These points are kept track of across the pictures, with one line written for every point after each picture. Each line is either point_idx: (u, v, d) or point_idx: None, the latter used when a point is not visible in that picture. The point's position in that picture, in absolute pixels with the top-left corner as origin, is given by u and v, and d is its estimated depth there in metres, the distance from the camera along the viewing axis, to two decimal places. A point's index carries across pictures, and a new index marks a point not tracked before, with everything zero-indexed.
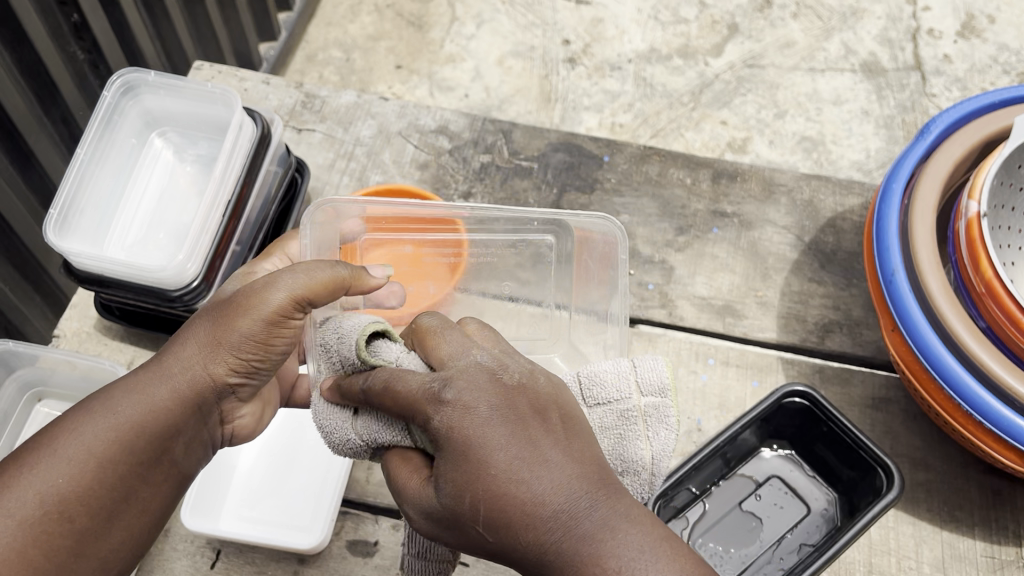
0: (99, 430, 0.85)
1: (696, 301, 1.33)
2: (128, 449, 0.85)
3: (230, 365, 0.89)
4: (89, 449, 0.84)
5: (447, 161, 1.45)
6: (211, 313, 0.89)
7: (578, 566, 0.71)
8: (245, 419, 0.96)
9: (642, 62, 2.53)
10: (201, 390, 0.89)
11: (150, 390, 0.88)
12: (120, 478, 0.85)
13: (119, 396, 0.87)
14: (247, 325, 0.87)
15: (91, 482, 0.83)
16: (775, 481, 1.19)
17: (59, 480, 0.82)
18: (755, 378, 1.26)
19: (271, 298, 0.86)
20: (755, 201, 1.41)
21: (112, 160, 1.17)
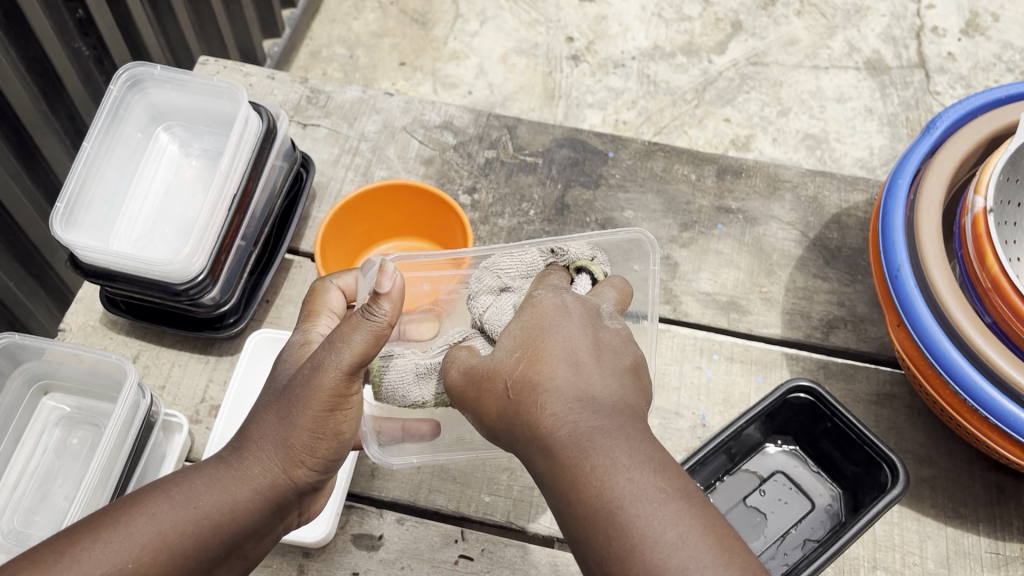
0: (175, 519, 0.85)
1: (700, 297, 1.33)
2: (203, 545, 0.86)
3: (305, 463, 0.90)
4: (164, 537, 0.84)
5: (452, 157, 1.45)
6: (291, 405, 0.88)
7: (591, 467, 0.73)
8: (316, 504, 1.00)
9: (646, 59, 2.53)
10: (280, 490, 0.90)
11: (231, 488, 0.88)
12: (187, 568, 0.85)
13: (199, 489, 0.87)
14: (318, 417, 0.88)
15: (162, 568, 0.83)
16: (779, 477, 1.19)
17: (128, 564, 0.82)
18: (759, 374, 1.26)
19: (328, 382, 0.86)
20: (759, 197, 1.41)
21: (118, 154, 1.17)
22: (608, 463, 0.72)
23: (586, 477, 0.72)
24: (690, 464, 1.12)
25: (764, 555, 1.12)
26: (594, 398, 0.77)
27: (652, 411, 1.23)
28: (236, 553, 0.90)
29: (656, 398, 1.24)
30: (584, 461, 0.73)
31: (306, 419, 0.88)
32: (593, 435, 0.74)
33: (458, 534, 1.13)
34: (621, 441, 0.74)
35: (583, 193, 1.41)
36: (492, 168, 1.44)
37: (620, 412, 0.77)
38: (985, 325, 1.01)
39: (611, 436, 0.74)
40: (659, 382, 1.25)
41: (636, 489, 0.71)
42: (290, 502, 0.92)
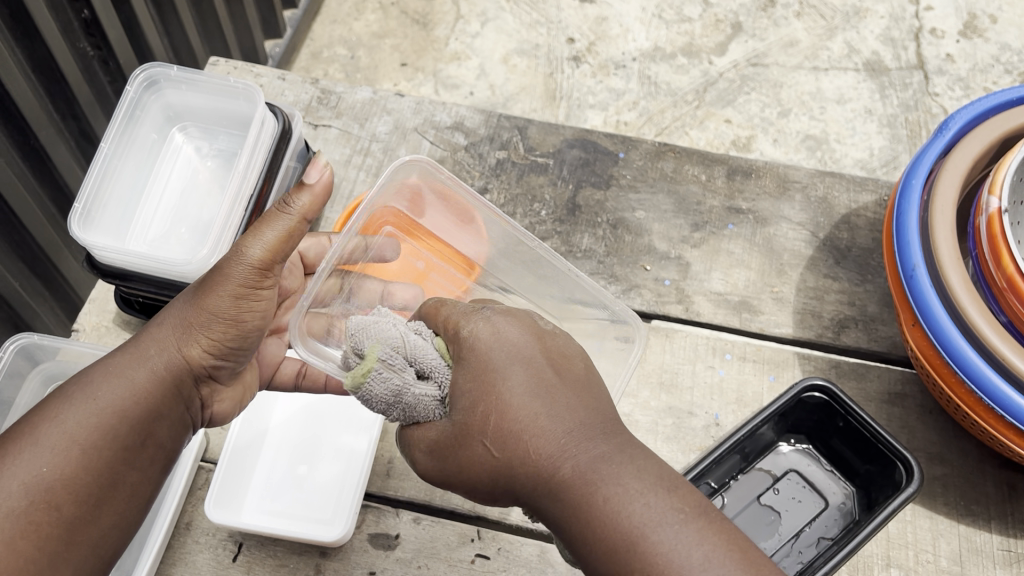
0: (85, 417, 0.88)
1: (712, 297, 1.33)
2: (111, 430, 0.89)
3: (202, 344, 0.94)
4: (73, 434, 0.87)
5: (463, 157, 1.46)
6: (188, 292, 0.95)
7: (602, 508, 0.77)
8: (220, 405, 1.02)
9: (646, 60, 2.53)
10: (177, 372, 0.94)
11: (127, 372, 0.92)
12: (107, 458, 0.88)
13: (97, 381, 0.90)
14: (223, 302, 0.93)
15: (78, 463, 0.86)
16: (793, 476, 1.20)
17: (44, 468, 0.85)
18: (772, 373, 1.27)
19: (239, 272, 0.92)
20: (769, 197, 1.42)
21: (134, 154, 1.17)
22: (616, 504, 0.77)
23: (596, 521, 0.77)
24: (706, 462, 1.13)
25: (779, 553, 1.13)
26: (581, 425, 0.81)
27: (666, 410, 1.23)
28: (153, 443, 0.93)
29: (670, 397, 1.25)
30: (593, 496, 0.78)
31: (201, 300, 0.93)
32: (586, 481, 0.78)
33: (475, 533, 1.14)
34: (617, 469, 0.79)
35: (594, 193, 1.42)
36: (503, 168, 1.44)
37: (599, 433, 0.82)
38: (1000, 324, 1.02)
39: (611, 463, 0.79)
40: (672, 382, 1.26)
41: (660, 531, 0.75)
42: (189, 385, 0.96)
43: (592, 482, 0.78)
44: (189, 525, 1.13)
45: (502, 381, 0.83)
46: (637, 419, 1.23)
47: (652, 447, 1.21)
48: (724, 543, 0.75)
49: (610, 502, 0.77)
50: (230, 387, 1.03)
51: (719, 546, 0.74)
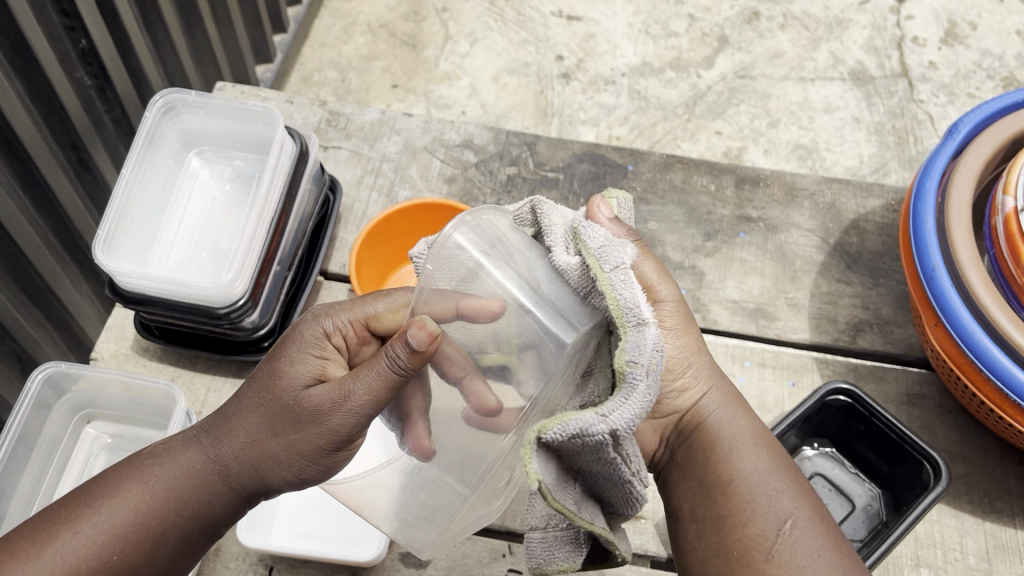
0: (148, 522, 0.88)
1: (728, 304, 1.35)
2: (172, 531, 0.89)
3: (278, 471, 0.89)
4: (135, 526, 0.87)
5: (474, 174, 1.47)
6: (280, 421, 0.88)
7: (736, 472, 0.94)
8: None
9: (636, 75, 2.56)
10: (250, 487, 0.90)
11: (201, 478, 0.89)
12: (159, 556, 0.89)
13: (173, 475, 0.89)
14: (310, 439, 0.87)
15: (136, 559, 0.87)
16: (818, 479, 1.21)
17: (112, 556, 0.86)
18: (791, 379, 1.28)
19: (342, 418, 0.86)
20: (778, 205, 1.44)
21: (153, 181, 1.18)
22: (732, 463, 0.95)
23: (724, 517, 0.92)
24: None
25: None
26: (743, 444, 0.96)
27: None
28: (207, 537, 0.93)
29: None
30: (728, 481, 0.94)
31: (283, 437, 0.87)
32: (720, 449, 0.96)
33: (506, 548, 1.14)
34: (736, 438, 0.97)
35: None
36: (514, 184, 1.45)
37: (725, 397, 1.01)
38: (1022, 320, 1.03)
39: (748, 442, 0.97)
40: None
41: (773, 513, 0.90)
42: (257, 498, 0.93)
43: (728, 461, 0.95)
44: (218, 551, 1.12)
45: (708, 425, 0.98)
46: None
47: None
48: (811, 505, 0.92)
49: (743, 477, 0.93)
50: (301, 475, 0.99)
51: (801, 498, 0.92)
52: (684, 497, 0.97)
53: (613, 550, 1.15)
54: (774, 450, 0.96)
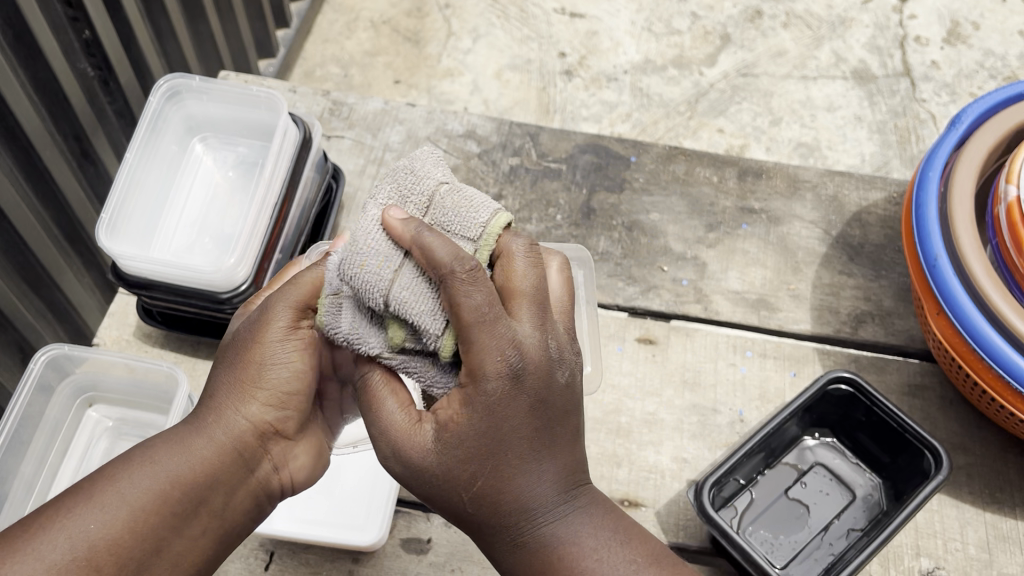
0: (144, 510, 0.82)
1: (730, 295, 1.35)
2: (165, 496, 0.84)
3: (265, 407, 0.89)
4: (125, 493, 0.82)
5: (477, 164, 1.47)
6: (234, 362, 0.89)
7: (534, 539, 0.81)
8: (297, 461, 0.94)
9: (638, 72, 2.56)
10: (240, 435, 0.89)
11: (190, 442, 0.87)
12: (153, 525, 0.83)
13: (158, 447, 0.86)
14: (266, 349, 0.88)
15: (130, 532, 0.81)
16: (820, 469, 1.21)
17: (93, 526, 0.80)
18: (793, 369, 1.28)
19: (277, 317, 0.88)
20: (781, 197, 1.44)
21: (156, 165, 1.18)
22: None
23: (524, 556, 0.81)
24: (740, 456, 1.12)
25: (809, 546, 1.14)
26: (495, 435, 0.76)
27: (691, 408, 1.24)
28: (211, 513, 0.87)
29: (694, 395, 1.26)
30: (535, 544, 0.81)
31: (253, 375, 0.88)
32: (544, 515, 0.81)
33: None
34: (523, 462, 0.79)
35: (608, 197, 1.43)
36: (517, 174, 1.46)
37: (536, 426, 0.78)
38: None
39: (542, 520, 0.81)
40: (695, 380, 1.27)
41: None
42: (255, 450, 0.90)
43: (519, 508, 0.80)
44: None
45: (456, 435, 0.76)
46: (662, 418, 1.24)
47: (679, 444, 1.22)
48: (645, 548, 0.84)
49: (565, 548, 0.81)
50: (303, 439, 0.95)
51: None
52: (458, 430, 0.76)
53: None
54: (612, 519, 0.85)
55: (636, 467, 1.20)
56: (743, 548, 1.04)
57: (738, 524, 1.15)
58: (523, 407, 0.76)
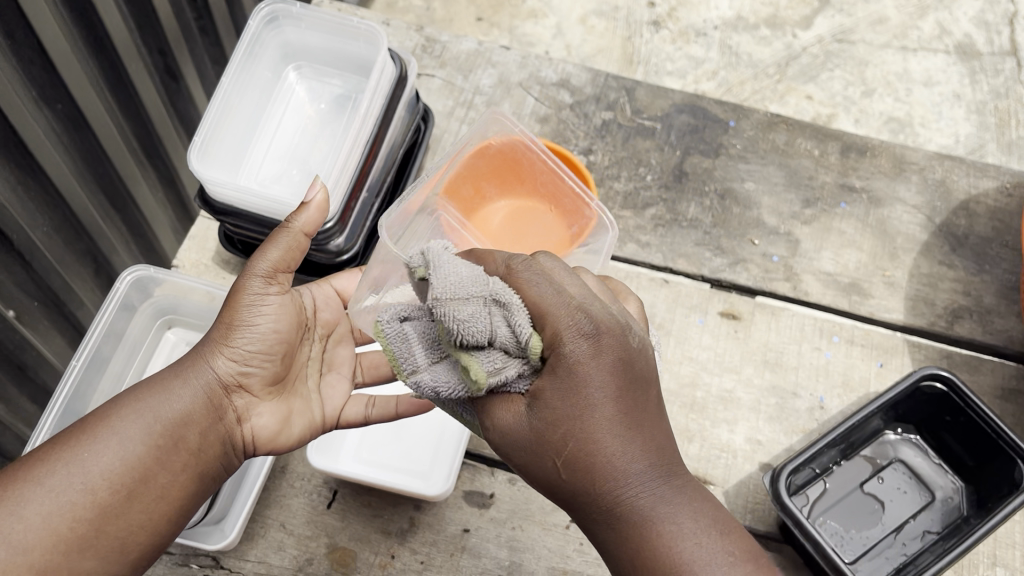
0: (110, 445, 0.83)
1: (822, 276, 1.29)
2: (150, 434, 0.85)
3: (230, 359, 0.89)
4: (114, 428, 0.84)
5: (568, 116, 1.42)
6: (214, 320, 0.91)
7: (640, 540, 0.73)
8: (262, 421, 0.92)
9: (728, 29, 2.43)
10: (212, 383, 0.90)
11: (170, 383, 0.89)
12: (141, 457, 0.84)
13: (141, 388, 0.88)
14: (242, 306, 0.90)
15: (120, 461, 0.83)
16: (899, 466, 1.16)
17: (84, 454, 0.82)
18: (880, 359, 1.23)
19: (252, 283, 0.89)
20: (884, 177, 1.37)
21: (250, 92, 1.14)
22: None
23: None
24: (815, 449, 1.06)
25: (879, 543, 1.10)
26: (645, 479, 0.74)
27: (769, 389, 1.20)
28: (190, 451, 0.87)
29: (774, 376, 1.22)
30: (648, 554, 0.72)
31: (221, 328, 0.89)
32: (665, 514, 0.72)
33: None
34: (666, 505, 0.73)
35: (702, 161, 1.38)
36: (609, 129, 1.41)
37: (619, 389, 0.73)
38: None
39: (686, 509, 0.73)
40: (777, 360, 1.23)
41: None
42: (222, 398, 0.90)
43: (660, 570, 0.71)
44: (284, 469, 1.14)
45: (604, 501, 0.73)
46: (739, 396, 1.20)
47: (753, 425, 1.18)
48: None
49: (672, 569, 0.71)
50: (272, 399, 0.93)
51: None
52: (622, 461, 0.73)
53: None
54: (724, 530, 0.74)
55: (708, 443, 1.17)
56: (817, 541, 1.00)
57: (808, 512, 1.11)
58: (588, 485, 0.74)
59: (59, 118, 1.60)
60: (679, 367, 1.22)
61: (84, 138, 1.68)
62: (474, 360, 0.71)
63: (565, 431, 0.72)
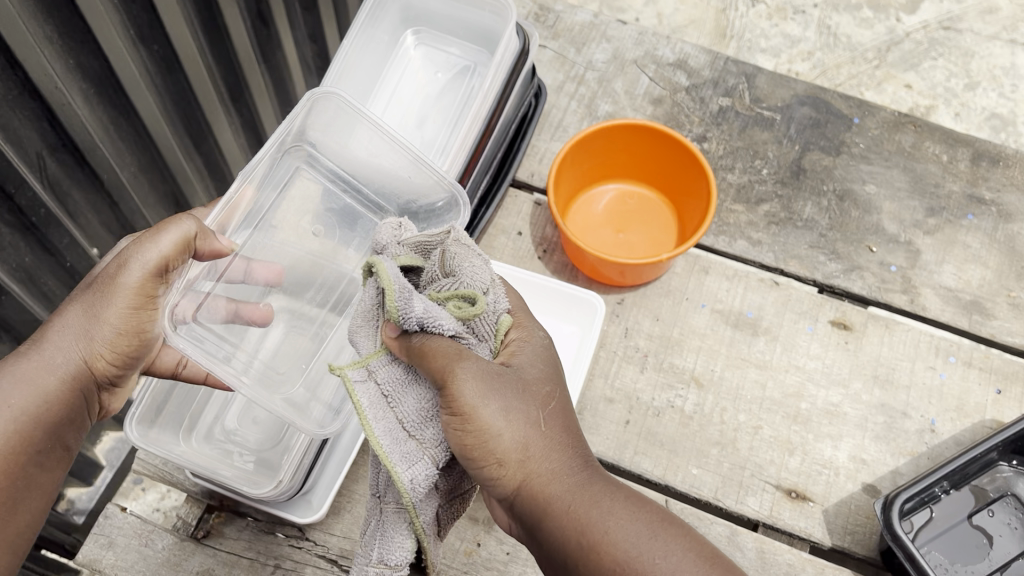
0: (1, 423, 0.80)
1: (941, 291, 1.22)
2: (28, 438, 0.82)
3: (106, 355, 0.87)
4: (4, 441, 0.80)
5: (683, 99, 1.35)
6: (72, 315, 0.87)
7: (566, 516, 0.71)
8: (115, 404, 0.95)
9: (829, 8, 2.21)
10: (78, 378, 0.87)
11: (39, 381, 0.85)
12: (15, 465, 0.81)
13: (9, 386, 0.83)
14: (121, 313, 0.85)
15: (4, 466, 0.80)
16: (1010, 500, 1.11)
17: None
18: (1000, 385, 1.16)
19: (132, 279, 0.84)
20: (1016, 190, 1.29)
21: (366, 55, 1.11)
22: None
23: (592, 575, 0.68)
24: (943, 471, 1.03)
25: None
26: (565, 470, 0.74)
27: (877, 407, 1.15)
28: (63, 448, 0.87)
29: (883, 393, 1.16)
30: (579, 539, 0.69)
31: (92, 324, 0.85)
32: (592, 506, 0.71)
33: (663, 503, 1.10)
34: (593, 492, 0.72)
35: (822, 158, 1.31)
36: (725, 117, 1.34)
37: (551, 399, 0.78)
38: None
39: (622, 506, 0.71)
40: (887, 377, 1.17)
41: None
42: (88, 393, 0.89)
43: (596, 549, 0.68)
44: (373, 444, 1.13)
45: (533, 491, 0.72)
46: (846, 411, 1.15)
47: (859, 443, 1.13)
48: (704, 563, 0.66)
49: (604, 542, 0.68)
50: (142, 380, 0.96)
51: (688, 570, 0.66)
52: (540, 451, 0.73)
53: (772, 527, 1.09)
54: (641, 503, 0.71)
55: (810, 458, 1.12)
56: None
57: (913, 540, 1.06)
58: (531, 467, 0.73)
59: (155, 60, 1.40)
60: (784, 376, 1.17)
61: (176, 79, 1.47)
62: (396, 466, 0.73)
63: (515, 431, 0.73)
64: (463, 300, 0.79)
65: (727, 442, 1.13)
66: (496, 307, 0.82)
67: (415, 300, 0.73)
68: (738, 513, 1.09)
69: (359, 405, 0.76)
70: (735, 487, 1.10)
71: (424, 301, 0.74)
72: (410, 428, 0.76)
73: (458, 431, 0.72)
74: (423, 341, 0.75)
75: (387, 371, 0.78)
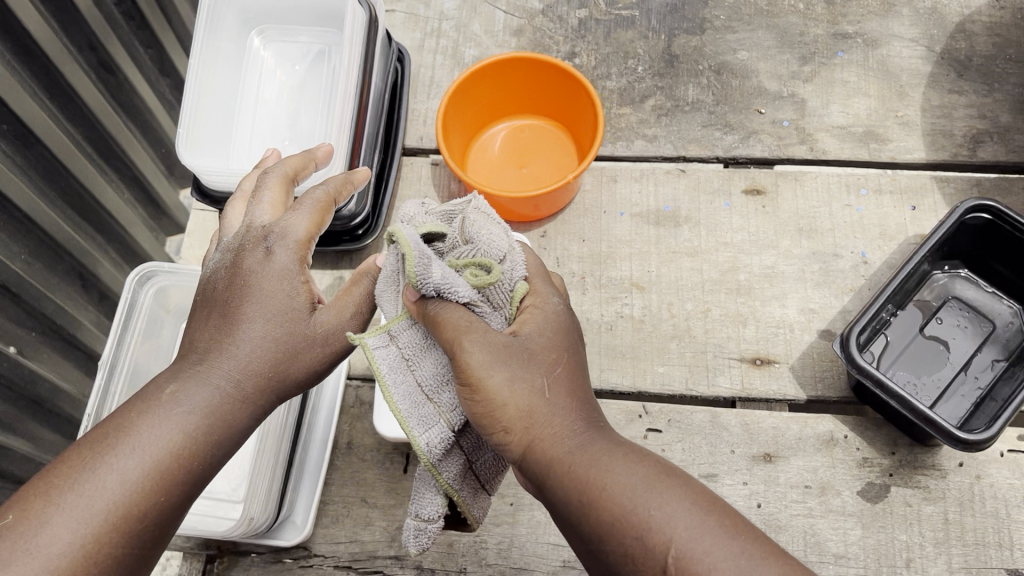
0: (162, 434, 0.72)
1: (835, 131, 1.26)
2: (187, 459, 0.73)
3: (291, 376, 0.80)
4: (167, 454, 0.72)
5: (542, 22, 1.36)
6: (278, 322, 0.80)
7: (570, 476, 0.68)
8: None
9: None
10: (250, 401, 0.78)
11: (216, 405, 0.76)
12: (167, 491, 0.72)
13: (176, 397, 0.75)
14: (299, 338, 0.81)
15: (153, 480, 0.71)
16: (953, 304, 1.16)
17: (132, 492, 0.70)
18: (914, 202, 1.21)
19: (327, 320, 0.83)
20: (875, 16, 1.33)
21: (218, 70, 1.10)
22: (654, 530, 0.63)
23: (598, 531, 0.66)
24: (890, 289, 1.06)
25: (950, 386, 1.10)
26: (573, 424, 0.71)
27: (810, 255, 1.19)
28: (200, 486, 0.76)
29: (811, 243, 1.19)
30: (587, 504, 0.67)
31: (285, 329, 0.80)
32: (589, 463, 0.68)
33: (641, 409, 1.11)
34: (606, 449, 0.69)
35: (689, 39, 1.33)
36: (587, 28, 1.35)
37: (563, 365, 0.74)
38: None
39: (619, 455, 0.69)
40: (812, 227, 1.20)
41: (675, 525, 0.63)
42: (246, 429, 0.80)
43: (600, 502, 0.66)
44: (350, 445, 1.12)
45: (540, 446, 0.70)
46: (783, 270, 1.18)
47: (804, 295, 1.16)
48: (717, 517, 0.64)
49: (607, 500, 0.66)
50: None
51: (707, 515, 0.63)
52: (553, 410, 0.71)
53: (748, 400, 1.12)
54: (661, 468, 0.68)
55: (763, 323, 1.15)
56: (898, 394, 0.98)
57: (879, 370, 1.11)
58: (539, 422, 0.71)
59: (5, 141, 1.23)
60: (715, 255, 1.19)
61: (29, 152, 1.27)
62: (413, 430, 0.75)
63: (514, 388, 0.70)
64: (479, 268, 0.74)
65: (682, 333, 1.15)
66: (513, 273, 0.76)
67: (434, 267, 0.68)
68: (713, 395, 1.12)
69: (378, 370, 0.77)
70: (702, 372, 1.13)
71: (441, 267, 0.69)
72: (430, 391, 0.77)
73: (464, 390, 0.71)
74: (436, 308, 0.71)
75: (410, 335, 0.77)
